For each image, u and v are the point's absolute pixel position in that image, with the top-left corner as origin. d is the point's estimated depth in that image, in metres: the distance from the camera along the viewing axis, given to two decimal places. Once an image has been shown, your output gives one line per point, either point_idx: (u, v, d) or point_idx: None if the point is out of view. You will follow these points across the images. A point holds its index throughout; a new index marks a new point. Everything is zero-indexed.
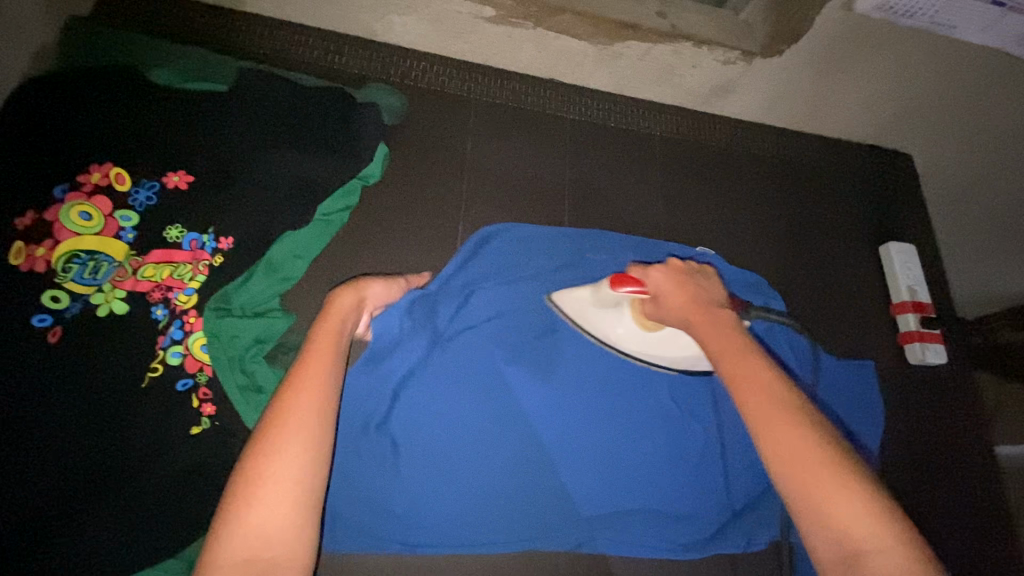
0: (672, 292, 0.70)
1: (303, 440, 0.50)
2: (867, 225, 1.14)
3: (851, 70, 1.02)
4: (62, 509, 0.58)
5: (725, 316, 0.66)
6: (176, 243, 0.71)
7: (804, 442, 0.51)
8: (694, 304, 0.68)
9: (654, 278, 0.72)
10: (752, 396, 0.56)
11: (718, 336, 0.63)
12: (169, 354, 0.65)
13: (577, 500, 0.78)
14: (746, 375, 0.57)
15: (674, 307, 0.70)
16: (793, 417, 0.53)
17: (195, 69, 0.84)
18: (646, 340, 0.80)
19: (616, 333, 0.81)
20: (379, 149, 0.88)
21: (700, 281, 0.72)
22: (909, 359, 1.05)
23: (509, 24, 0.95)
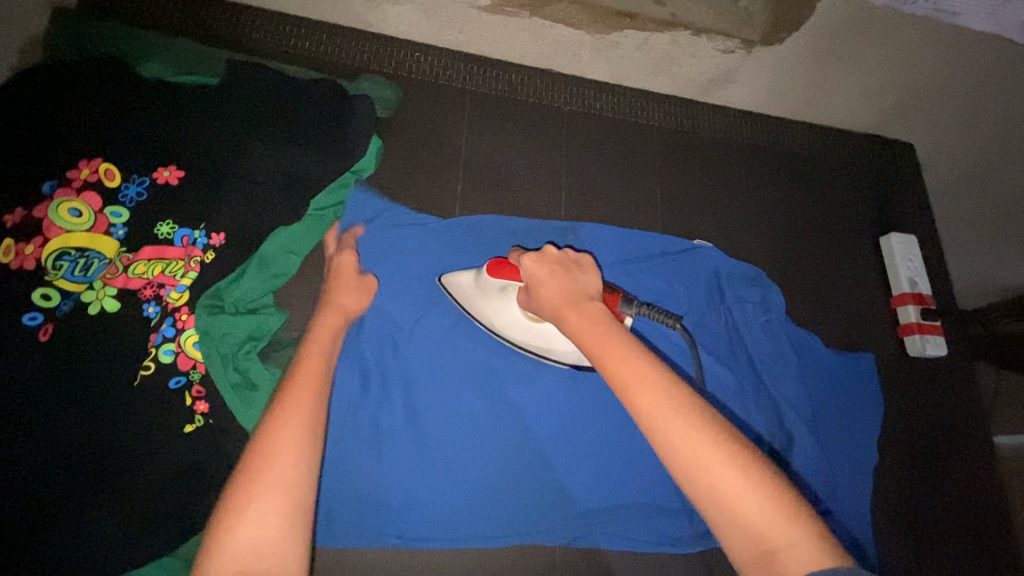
0: (549, 281, 0.63)
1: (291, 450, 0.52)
2: (874, 219, 1.08)
3: (856, 57, 0.97)
4: (66, 496, 0.62)
5: (600, 308, 0.60)
6: (167, 239, 0.74)
7: (698, 436, 0.47)
8: (565, 299, 0.61)
9: (526, 267, 0.65)
10: (643, 397, 0.50)
11: (592, 333, 0.57)
12: (163, 351, 0.69)
13: (573, 497, 0.78)
14: (632, 377, 0.51)
15: (550, 300, 0.63)
16: (688, 417, 0.49)
17: (186, 63, 0.86)
18: (534, 330, 0.75)
19: (503, 321, 0.75)
20: (372, 142, 0.86)
21: (575, 270, 0.65)
22: (908, 351, 0.98)
23: (504, 14, 0.91)
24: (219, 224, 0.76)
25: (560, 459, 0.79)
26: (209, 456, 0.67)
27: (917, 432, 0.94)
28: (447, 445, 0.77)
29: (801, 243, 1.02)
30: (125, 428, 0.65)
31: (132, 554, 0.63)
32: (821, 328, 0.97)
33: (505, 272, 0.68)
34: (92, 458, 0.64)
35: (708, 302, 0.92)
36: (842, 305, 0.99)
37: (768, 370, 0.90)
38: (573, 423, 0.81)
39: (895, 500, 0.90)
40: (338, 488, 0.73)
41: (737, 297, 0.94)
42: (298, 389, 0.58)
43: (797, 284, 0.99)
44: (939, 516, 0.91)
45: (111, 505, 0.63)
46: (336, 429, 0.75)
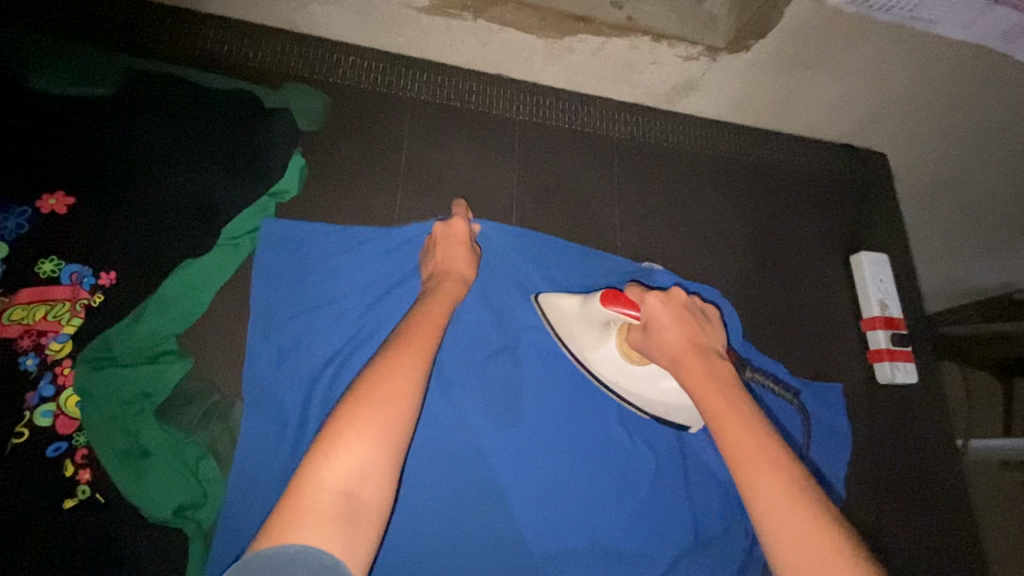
0: (673, 324, 0.61)
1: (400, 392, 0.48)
2: (847, 236, 1.02)
3: (826, 67, 0.90)
4: None
5: (726, 369, 0.58)
6: (51, 279, 0.65)
7: (830, 541, 0.45)
8: (687, 345, 0.59)
9: (649, 303, 0.62)
10: (763, 480, 0.49)
11: (716, 393, 0.55)
12: (40, 413, 0.60)
13: (517, 554, 0.71)
14: (752, 451, 0.50)
15: (669, 345, 0.60)
16: (806, 504, 0.47)
17: (76, 69, 0.75)
18: (627, 372, 0.70)
19: (598, 355, 0.71)
20: (294, 160, 0.76)
21: (705, 324, 0.62)
22: (878, 378, 0.93)
23: (446, 16, 0.83)
24: (112, 260, 0.67)
25: (503, 511, 0.72)
26: (89, 535, 0.58)
27: (886, 464, 0.89)
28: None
29: (768, 263, 0.96)
30: None
31: None
32: (789, 355, 0.91)
33: (619, 304, 0.62)
34: None
35: None
36: (810, 330, 0.94)
37: None
38: (517, 471, 0.74)
39: (864, 541, 0.84)
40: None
41: None
42: (417, 336, 0.55)
43: (762, 308, 0.93)
44: (909, 555, 0.86)
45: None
46: None
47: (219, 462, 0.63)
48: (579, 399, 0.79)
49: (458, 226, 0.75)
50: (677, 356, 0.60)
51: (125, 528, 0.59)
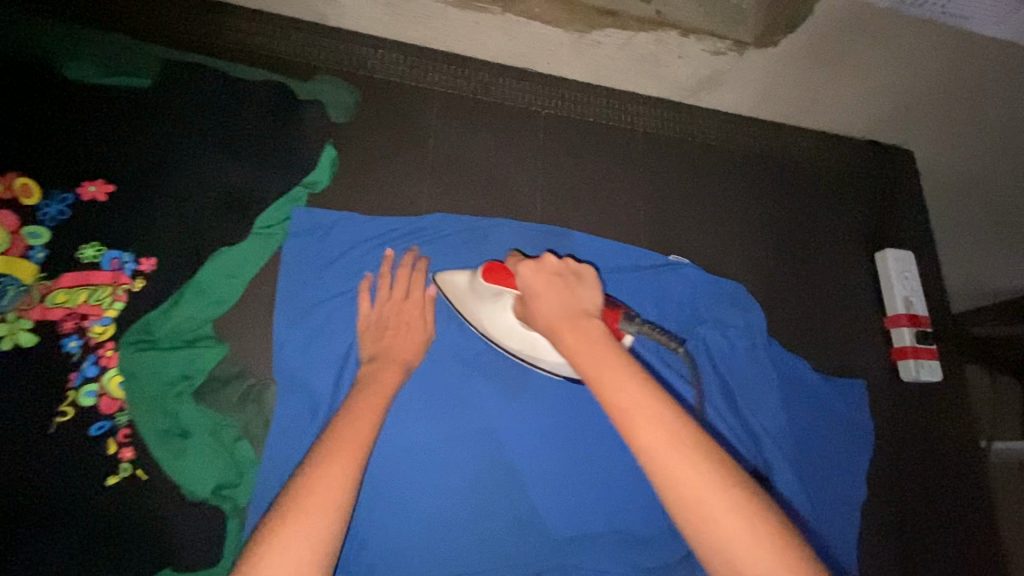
0: (546, 293, 0.57)
1: (337, 485, 0.49)
2: (872, 233, 1.02)
3: (854, 62, 0.90)
4: None
5: (599, 325, 0.53)
6: (93, 264, 0.67)
7: (731, 505, 0.41)
8: (562, 313, 0.55)
9: (524, 274, 0.59)
10: (652, 441, 0.43)
11: (589, 355, 0.50)
12: (84, 393, 0.62)
13: (533, 531, 0.72)
14: (635, 410, 0.45)
15: (546, 315, 0.56)
16: (700, 466, 0.42)
17: (115, 61, 0.76)
18: (528, 338, 0.67)
19: (499, 328, 0.68)
20: (326, 152, 0.78)
21: (576, 284, 0.58)
22: (902, 376, 0.92)
23: (474, 10, 0.84)
24: (151, 247, 0.68)
25: (523, 493, 0.73)
26: (128, 512, 0.59)
27: (908, 463, 0.89)
28: (400, 476, 0.71)
29: (790, 261, 0.96)
30: (33, 480, 0.59)
31: None
32: (811, 351, 0.91)
33: (498, 277, 0.65)
34: None
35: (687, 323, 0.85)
36: (832, 327, 0.93)
37: (750, 399, 0.83)
38: (536, 456, 0.75)
39: (883, 532, 0.85)
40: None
41: (717, 320, 0.87)
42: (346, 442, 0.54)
43: (785, 304, 0.92)
44: (929, 555, 0.85)
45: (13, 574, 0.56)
46: None
47: (253, 444, 0.65)
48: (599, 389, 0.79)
49: (411, 311, 0.73)
50: (553, 326, 0.55)
51: (161, 506, 0.60)
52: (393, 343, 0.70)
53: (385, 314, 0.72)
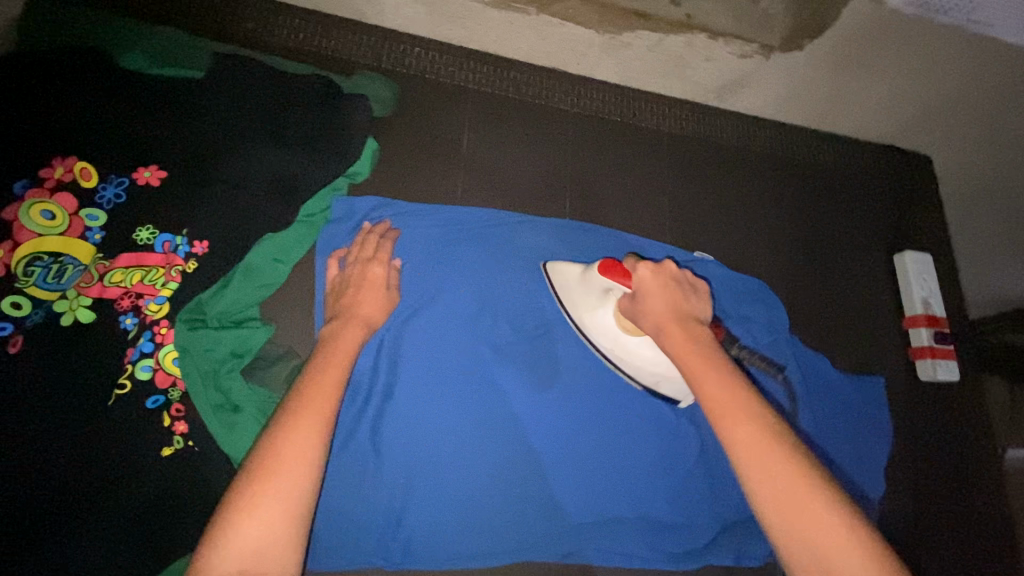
0: (657, 294, 0.63)
1: (302, 463, 0.51)
2: (891, 235, 1.04)
3: (878, 67, 0.92)
4: (38, 521, 0.59)
5: (704, 333, 0.61)
6: (147, 246, 0.69)
7: (792, 471, 0.49)
8: (670, 314, 0.62)
9: (638, 274, 0.64)
10: (740, 426, 0.52)
11: (697, 357, 0.58)
12: (140, 367, 0.65)
13: (560, 513, 0.75)
14: (726, 403, 0.53)
15: (654, 313, 0.63)
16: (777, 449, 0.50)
17: (167, 53, 0.80)
18: (621, 343, 0.72)
19: (595, 323, 0.73)
20: (367, 144, 0.81)
21: (689, 293, 0.64)
22: (919, 375, 0.94)
23: (510, 10, 0.86)
24: (203, 230, 0.71)
25: (551, 476, 0.76)
26: (181, 481, 0.63)
27: (925, 461, 0.90)
28: (434, 457, 0.73)
29: (811, 261, 0.98)
30: (93, 450, 0.62)
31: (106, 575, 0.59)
32: (831, 349, 0.93)
33: (614, 273, 0.65)
34: (57, 484, 0.60)
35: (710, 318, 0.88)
36: (851, 326, 0.95)
37: (771, 393, 0.86)
38: (564, 442, 0.77)
39: (899, 525, 0.86)
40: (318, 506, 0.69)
41: (739, 316, 0.89)
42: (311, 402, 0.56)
43: (805, 303, 0.95)
44: (944, 551, 0.87)
45: (76, 535, 0.59)
46: None
47: None
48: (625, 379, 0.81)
49: (377, 272, 0.74)
50: (660, 324, 0.62)
51: (213, 477, 0.64)
52: (356, 301, 0.71)
53: (354, 274, 0.73)
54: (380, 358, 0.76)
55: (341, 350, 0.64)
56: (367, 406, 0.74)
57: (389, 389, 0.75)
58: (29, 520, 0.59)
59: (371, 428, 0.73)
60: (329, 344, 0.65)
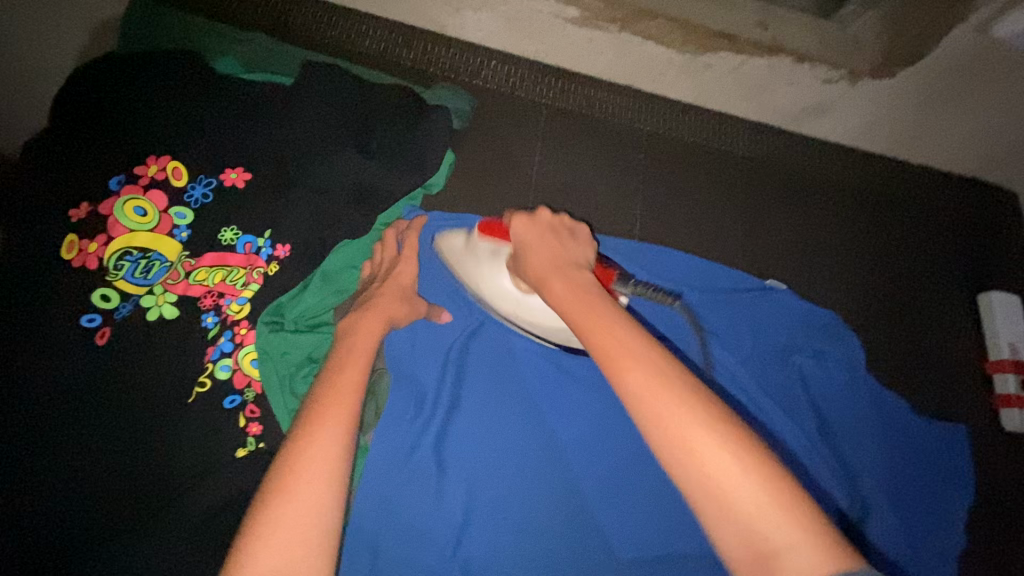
0: (538, 245, 0.58)
1: (322, 478, 0.47)
2: (974, 273, 0.98)
3: (971, 97, 0.88)
4: (118, 511, 0.60)
5: (589, 277, 0.53)
6: (230, 246, 0.70)
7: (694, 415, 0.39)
8: (550, 266, 0.55)
9: (518, 229, 0.60)
10: (631, 370, 0.41)
11: (579, 303, 0.49)
12: (219, 366, 0.66)
13: (619, 543, 0.71)
14: (615, 351, 0.43)
15: (535, 267, 0.56)
16: (679, 389, 0.40)
17: (261, 60, 0.83)
18: (524, 305, 0.70)
19: (492, 290, 0.70)
20: (446, 156, 0.81)
21: (568, 241, 0.59)
22: (1003, 426, 0.88)
23: (592, 28, 0.86)
24: (284, 234, 0.72)
25: (612, 506, 0.73)
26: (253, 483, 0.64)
27: (1009, 520, 0.84)
28: (495, 474, 0.71)
29: (888, 295, 0.93)
30: (173, 447, 0.63)
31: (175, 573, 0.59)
32: (908, 391, 0.89)
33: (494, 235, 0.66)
34: (133, 479, 0.61)
35: (780, 351, 0.84)
36: (931, 368, 0.90)
37: (844, 432, 0.82)
38: (627, 471, 0.74)
39: None
40: (379, 518, 0.67)
41: (813, 349, 0.85)
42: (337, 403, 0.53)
43: (881, 340, 0.90)
44: None
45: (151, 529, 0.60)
46: (383, 458, 0.70)
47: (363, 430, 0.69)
48: None
49: (404, 272, 0.71)
50: (543, 278, 0.55)
51: None
52: (378, 294, 0.68)
53: (386, 267, 0.72)
54: (447, 369, 0.75)
55: (359, 348, 0.61)
56: (433, 417, 0.72)
57: (454, 403, 0.74)
58: (106, 513, 0.60)
59: (435, 441, 0.71)
60: (349, 339, 0.62)
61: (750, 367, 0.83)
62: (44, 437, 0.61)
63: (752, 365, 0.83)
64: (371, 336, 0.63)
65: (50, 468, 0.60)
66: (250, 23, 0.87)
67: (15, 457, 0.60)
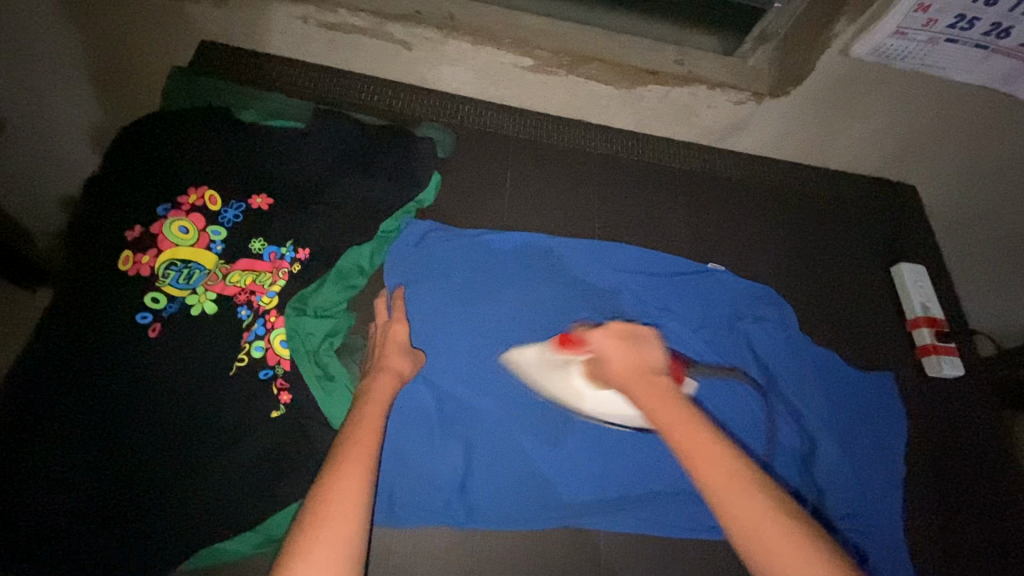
0: (617, 353, 0.74)
1: (351, 497, 0.59)
2: (885, 251, 1.16)
3: (854, 106, 1.09)
4: (175, 469, 0.73)
5: (663, 379, 0.70)
6: (259, 254, 0.85)
7: (756, 501, 0.54)
8: (631, 368, 0.72)
9: (597, 339, 0.78)
10: (708, 466, 0.57)
11: (661, 403, 0.65)
12: (254, 347, 0.79)
13: (601, 486, 0.83)
14: (694, 445, 0.59)
15: (618, 370, 0.73)
16: (749, 485, 0.55)
17: (277, 112, 1.01)
18: (597, 399, 0.85)
19: (570, 392, 0.86)
20: (434, 176, 0.98)
21: (641, 346, 0.76)
22: (926, 372, 1.02)
23: (545, 73, 1.07)
24: (302, 241, 0.87)
25: (592, 453, 0.84)
26: (288, 439, 0.76)
27: (940, 451, 0.97)
28: (488, 430, 0.83)
29: (815, 271, 1.10)
30: (217, 415, 0.75)
31: (225, 517, 0.72)
32: (841, 348, 1.03)
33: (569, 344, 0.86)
34: (187, 442, 0.74)
35: (725, 320, 0.99)
36: (859, 329, 1.05)
37: (789, 381, 0.95)
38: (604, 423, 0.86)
39: (917, 508, 0.92)
40: (393, 471, 0.80)
41: (754, 315, 1.00)
42: (360, 442, 0.65)
43: (814, 308, 1.06)
44: (967, 539, 0.92)
45: (203, 483, 0.73)
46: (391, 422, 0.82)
47: None
48: None
49: (398, 332, 0.84)
50: (625, 378, 0.71)
51: (311, 434, 0.77)
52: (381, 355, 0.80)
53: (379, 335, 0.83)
54: (444, 348, 0.88)
55: (377, 403, 0.73)
56: (434, 388, 0.85)
57: (450, 374, 0.86)
58: (169, 467, 0.73)
59: (436, 405, 0.84)
60: (363, 400, 0.73)
61: (703, 334, 0.97)
62: (110, 412, 0.74)
63: (704, 333, 0.97)
64: (387, 393, 0.75)
65: (118, 431, 0.73)
66: (267, 85, 1.06)
67: (89, 429, 0.73)
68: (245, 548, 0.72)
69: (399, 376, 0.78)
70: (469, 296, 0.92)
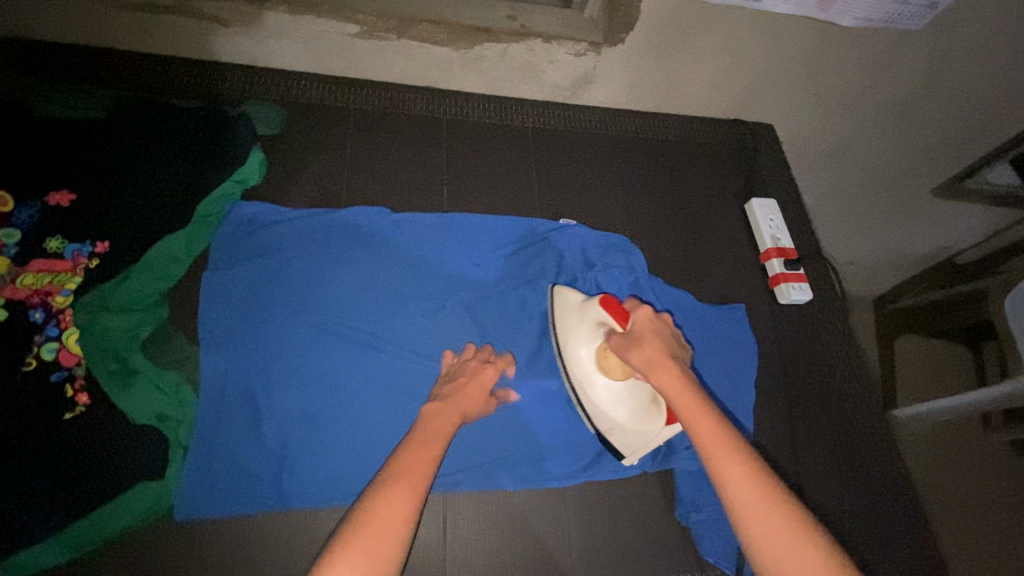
0: (649, 339, 0.73)
1: (394, 521, 0.58)
2: (741, 191, 1.18)
3: (692, 48, 1.07)
4: None
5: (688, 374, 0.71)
6: (56, 253, 0.80)
7: (781, 518, 0.57)
8: (659, 354, 0.71)
9: (637, 321, 0.75)
10: (729, 469, 0.61)
11: (684, 400, 0.67)
12: (45, 349, 0.74)
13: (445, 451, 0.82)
14: (716, 444, 0.63)
15: (640, 351, 0.71)
16: (774, 503, 0.58)
17: (74, 99, 0.92)
18: (593, 381, 0.80)
19: (574, 356, 0.81)
20: (254, 154, 0.93)
21: (672, 342, 0.75)
22: (778, 300, 1.06)
23: (375, 39, 1.01)
24: (104, 234, 0.83)
25: None
26: (88, 440, 0.71)
27: (789, 374, 1.01)
28: (315, 410, 0.80)
29: (672, 216, 1.11)
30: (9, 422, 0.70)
31: (20, 531, 0.67)
32: (697, 289, 1.04)
33: (613, 309, 0.77)
34: None
35: (573, 271, 0.99)
36: (714, 268, 1.07)
37: None
38: None
39: (768, 431, 0.96)
40: (200, 462, 0.75)
41: (603, 263, 1.00)
42: (410, 465, 0.65)
43: (669, 253, 1.06)
44: (817, 453, 0.96)
45: None
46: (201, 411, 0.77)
47: (195, 388, 0.78)
48: (505, 325, 0.92)
49: (488, 374, 0.80)
50: (645, 362, 0.71)
51: (116, 432, 0.73)
52: (446, 400, 0.76)
53: (461, 373, 0.81)
54: (267, 324, 0.83)
55: (438, 429, 0.71)
56: (256, 364, 0.81)
57: (274, 359, 0.82)
58: None
59: (255, 391, 0.79)
60: (424, 421, 0.73)
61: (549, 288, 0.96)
62: None
63: (553, 286, 0.96)
64: (450, 424, 0.73)
65: None
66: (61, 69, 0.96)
67: None
68: (49, 558, 0.67)
69: (462, 414, 0.75)
70: (297, 275, 0.88)
